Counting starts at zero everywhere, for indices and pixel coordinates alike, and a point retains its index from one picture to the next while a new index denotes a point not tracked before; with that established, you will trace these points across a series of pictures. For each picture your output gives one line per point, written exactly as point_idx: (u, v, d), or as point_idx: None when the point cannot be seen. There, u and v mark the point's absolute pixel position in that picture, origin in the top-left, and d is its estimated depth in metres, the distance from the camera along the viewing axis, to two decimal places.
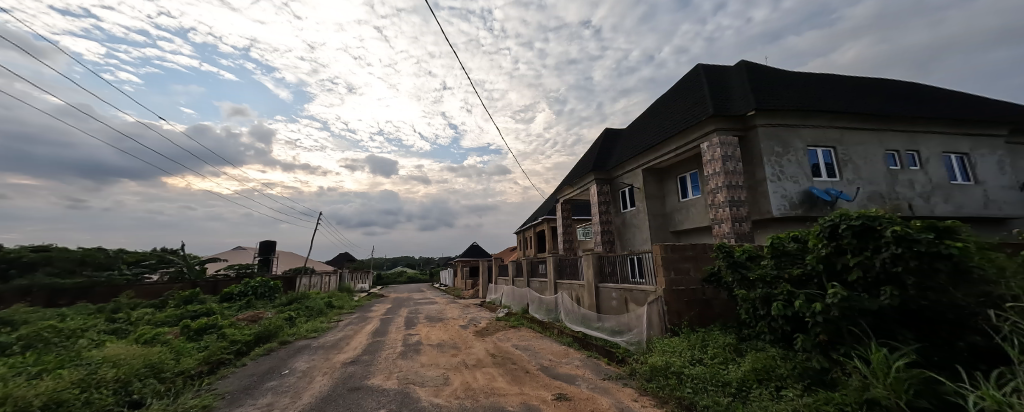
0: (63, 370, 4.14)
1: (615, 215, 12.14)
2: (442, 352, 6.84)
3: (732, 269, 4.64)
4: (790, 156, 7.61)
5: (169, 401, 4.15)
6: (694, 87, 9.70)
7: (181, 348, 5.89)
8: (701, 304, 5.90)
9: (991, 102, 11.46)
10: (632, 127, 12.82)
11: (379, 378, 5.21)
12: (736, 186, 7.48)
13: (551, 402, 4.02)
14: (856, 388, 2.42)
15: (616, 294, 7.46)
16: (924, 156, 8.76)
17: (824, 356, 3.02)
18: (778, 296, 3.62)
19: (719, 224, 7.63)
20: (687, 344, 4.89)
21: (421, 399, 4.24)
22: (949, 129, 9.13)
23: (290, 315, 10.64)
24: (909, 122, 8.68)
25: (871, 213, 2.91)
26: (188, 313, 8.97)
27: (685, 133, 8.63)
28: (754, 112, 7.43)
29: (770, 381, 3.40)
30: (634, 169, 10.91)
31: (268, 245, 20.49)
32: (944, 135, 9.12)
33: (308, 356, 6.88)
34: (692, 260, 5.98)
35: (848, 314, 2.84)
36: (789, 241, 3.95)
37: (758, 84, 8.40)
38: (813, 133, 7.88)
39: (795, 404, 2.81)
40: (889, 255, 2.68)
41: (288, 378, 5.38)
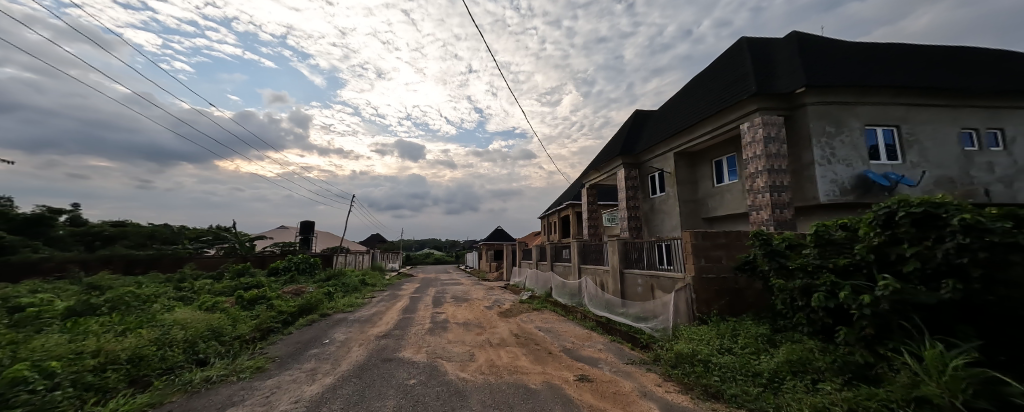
0: (143, 330, 4.72)
1: (644, 201, 11.78)
2: (467, 330, 7.11)
3: (768, 257, 4.40)
4: (843, 137, 6.98)
5: (229, 361, 4.65)
6: (736, 64, 9.01)
7: (237, 315, 6.53)
8: (732, 293, 5.69)
9: None
10: (665, 108, 12.20)
11: (410, 351, 5.53)
12: (779, 170, 7.00)
13: (572, 383, 4.10)
14: (903, 385, 2.27)
15: (642, 281, 7.35)
16: (1009, 134, 7.72)
17: (869, 350, 2.84)
18: (819, 287, 3.42)
19: (758, 210, 7.22)
20: (715, 333, 4.77)
21: (449, 372, 4.48)
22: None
23: (329, 290, 11.43)
24: (993, 97, 7.63)
25: (936, 199, 2.62)
26: (241, 285, 9.86)
27: (723, 114, 8.11)
28: (804, 89, 6.82)
29: (806, 373, 3.26)
30: (665, 153, 10.47)
31: (308, 225, 21.83)
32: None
33: (345, 328, 7.40)
34: (724, 248, 5.73)
35: (899, 307, 2.63)
36: (836, 229, 3.67)
37: (811, 57, 7.66)
38: (873, 111, 7.15)
39: (832, 398, 2.69)
40: (954, 246, 2.42)
41: (328, 347, 5.83)
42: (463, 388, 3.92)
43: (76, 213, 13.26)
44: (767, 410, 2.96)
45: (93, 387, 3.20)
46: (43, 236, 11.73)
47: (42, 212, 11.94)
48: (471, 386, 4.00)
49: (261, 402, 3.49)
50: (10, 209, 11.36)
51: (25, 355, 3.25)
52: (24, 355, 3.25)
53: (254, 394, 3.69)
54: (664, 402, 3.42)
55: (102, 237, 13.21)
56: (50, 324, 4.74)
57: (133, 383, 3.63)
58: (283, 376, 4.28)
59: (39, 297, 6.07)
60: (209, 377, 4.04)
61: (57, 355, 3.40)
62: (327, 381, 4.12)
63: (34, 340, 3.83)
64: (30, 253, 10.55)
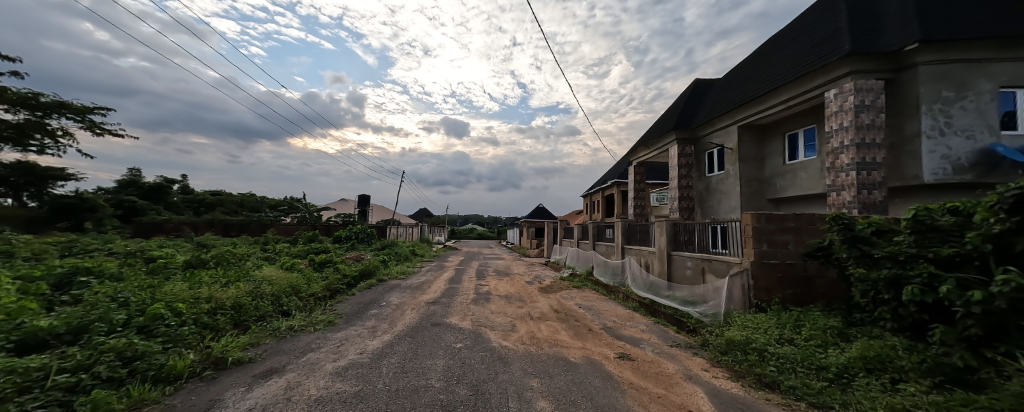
0: (240, 283, 5.58)
1: (698, 180, 10.98)
2: (509, 303, 7.37)
3: (848, 245, 3.91)
4: (967, 103, 5.77)
5: (306, 314, 5.37)
6: (827, 19, 7.73)
7: (310, 276, 7.44)
8: (798, 281, 5.20)
9: None
10: (731, 76, 10.96)
11: (456, 318, 5.92)
12: (871, 144, 6.05)
13: (613, 360, 4.14)
14: (1015, 394, 1.97)
15: (692, 264, 6.99)
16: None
17: (973, 353, 2.48)
18: (913, 279, 3.00)
19: (839, 191, 6.41)
20: (775, 322, 4.44)
21: (492, 340, 4.75)
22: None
23: (384, 259, 12.46)
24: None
25: None
26: (311, 250, 11.13)
27: (804, 80, 7.10)
28: (917, 45, 5.68)
29: (884, 372, 2.94)
30: (728, 126, 9.53)
31: (364, 198, 23.47)
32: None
33: (399, 293, 8.09)
34: (793, 232, 5.20)
35: (1020, 307, 2.23)
36: (943, 214, 3.13)
37: (931, 5, 6.29)
38: (1015, 69, 5.77)
39: (915, 400, 2.42)
40: None
41: (385, 308, 6.45)
42: (505, 354, 4.15)
43: (185, 183, 15.75)
44: (832, 406, 2.75)
45: (209, 326, 3.89)
46: (163, 202, 14.30)
47: (161, 181, 14.40)
48: (513, 353, 4.22)
49: (333, 350, 4.00)
50: (138, 179, 13.88)
51: (161, 296, 4.03)
52: (160, 296, 4.02)
53: (327, 343, 4.24)
54: (711, 387, 3.33)
55: (205, 204, 15.66)
56: (175, 273, 5.81)
57: (237, 325, 4.36)
58: (350, 331, 4.84)
59: (164, 251, 7.42)
60: (292, 326, 4.70)
61: (181, 299, 4.16)
62: (385, 338, 4.58)
63: (165, 285, 4.74)
64: (155, 216, 12.85)
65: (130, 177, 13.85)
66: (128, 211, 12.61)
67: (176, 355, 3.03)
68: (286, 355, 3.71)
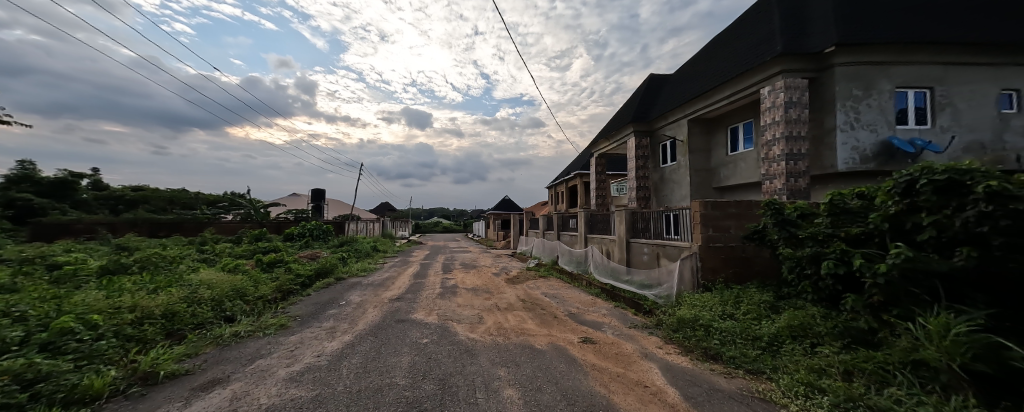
0: (172, 288, 5.03)
1: (654, 170, 11.59)
2: (476, 296, 7.36)
3: (779, 227, 4.36)
4: (871, 100, 6.60)
5: (254, 318, 4.98)
6: (763, 21, 8.42)
7: (258, 277, 6.89)
8: (739, 262, 5.72)
9: None
10: (682, 72, 11.60)
11: (422, 313, 5.80)
12: (797, 137, 6.75)
13: (576, 344, 4.30)
14: (903, 349, 2.40)
15: (648, 250, 7.42)
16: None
17: (874, 317, 2.90)
18: (829, 255, 3.42)
19: (771, 179, 7.09)
20: (718, 300, 4.85)
21: (459, 333, 4.72)
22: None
23: (342, 256, 11.84)
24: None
25: (962, 166, 2.50)
26: (258, 249, 10.30)
27: (744, 78, 7.71)
28: (835, 48, 6.38)
29: (806, 337, 3.35)
30: (679, 119, 10.12)
31: (319, 194, 22.07)
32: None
33: (360, 291, 7.75)
34: (735, 218, 5.69)
35: (909, 276, 2.61)
36: (853, 198, 3.60)
37: (846, 12, 7.09)
38: (908, 72, 6.67)
39: (829, 360, 2.80)
40: (974, 214, 2.33)
41: (345, 308, 6.15)
42: (472, 346, 4.16)
43: (97, 177, 13.73)
44: (764, 371, 3.09)
45: (134, 338, 3.47)
46: (70, 200, 12.38)
47: (65, 176, 12.39)
48: (480, 345, 4.23)
49: (286, 355, 3.75)
50: (35, 173, 11.84)
51: (69, 308, 3.51)
52: (69, 308, 3.50)
53: (279, 348, 3.97)
54: (664, 363, 3.59)
55: (125, 201, 13.81)
56: (89, 281, 5.09)
57: (169, 335, 3.92)
58: (305, 333, 4.57)
59: (75, 256, 6.46)
60: (237, 332, 4.34)
61: (97, 310, 3.66)
62: (345, 339, 4.38)
63: (76, 296, 4.13)
64: (60, 216, 11.11)
65: (22, 171, 11.77)
66: (24, 211, 10.77)
67: (93, 373, 2.67)
68: (231, 364, 3.42)
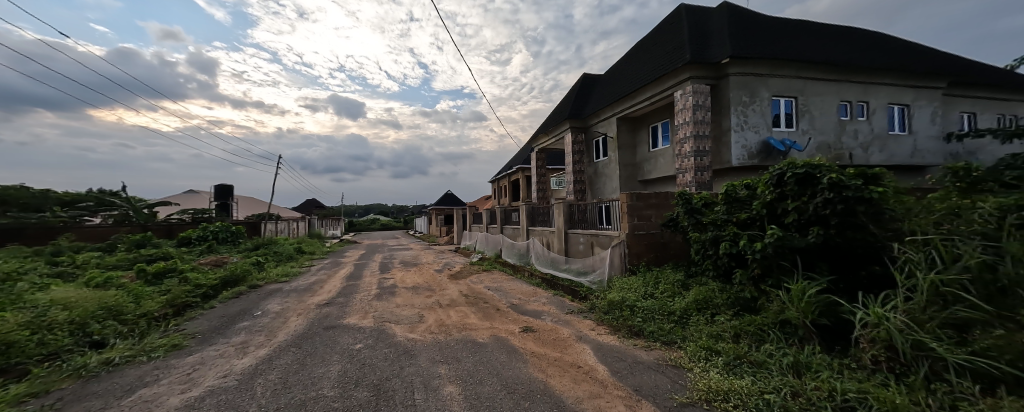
0: (6, 313, 3.92)
1: (588, 165, 12.31)
2: (416, 294, 7.08)
3: (688, 215, 4.97)
4: (756, 106, 7.84)
5: (135, 341, 4.14)
6: (675, 31, 9.42)
7: (140, 291, 5.72)
8: (658, 246, 6.38)
9: (955, 58, 11.58)
10: (611, 73, 12.45)
11: (355, 317, 5.39)
12: (702, 136, 7.72)
13: (517, 334, 4.39)
14: (775, 311, 2.94)
15: (584, 239, 7.89)
16: (891, 105, 9.05)
17: (755, 287, 3.48)
18: (725, 237, 3.99)
19: (683, 173, 8.00)
20: (642, 282, 5.37)
21: (397, 335, 4.49)
22: (928, 82, 9.20)
23: (257, 260, 10.42)
24: (881, 74, 8.78)
25: (814, 162, 3.17)
26: (143, 257, 8.56)
27: (661, 81, 8.56)
28: (730, 60, 7.42)
29: (707, 309, 3.88)
30: (609, 117, 10.87)
31: (224, 188, 19.06)
32: (921, 88, 9.21)
33: (280, 298, 6.93)
34: (655, 207, 6.34)
35: (780, 252, 3.17)
36: (741, 188, 4.24)
37: (737, 30, 8.30)
38: (781, 83, 8.04)
39: (724, 326, 3.29)
40: (822, 200, 2.95)
41: (261, 318, 5.44)
42: (412, 347, 3.99)
43: None
44: (676, 340, 3.52)
45: None
46: None
47: None
48: (420, 344, 4.09)
49: (180, 380, 3.19)
50: None
51: None
52: None
53: (171, 372, 3.36)
54: (596, 343, 3.86)
55: None
56: None
57: (2, 373, 3.06)
58: (208, 352, 3.94)
59: None
60: (110, 359, 3.56)
61: None
62: (260, 353, 3.88)
63: None
64: None
65: None
66: None
67: None
68: (100, 399, 2.80)
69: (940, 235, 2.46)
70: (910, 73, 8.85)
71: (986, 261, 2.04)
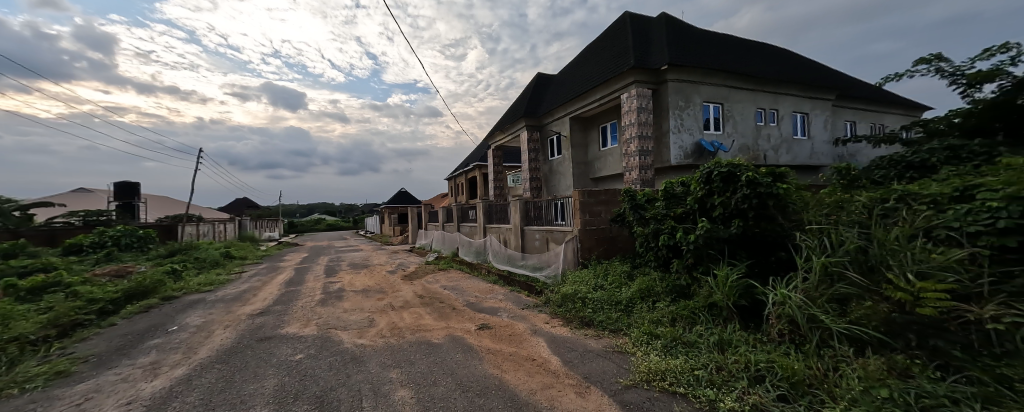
0: None
1: (544, 163, 12.59)
2: (366, 297, 6.70)
3: (633, 210, 5.32)
4: (690, 110, 8.61)
5: (1, 372, 3.39)
6: (621, 37, 9.98)
7: (9, 311, 4.69)
8: (608, 240, 6.74)
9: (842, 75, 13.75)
10: (564, 73, 12.84)
11: (296, 326, 4.96)
12: (646, 136, 8.29)
13: (474, 332, 4.36)
14: (705, 296, 3.27)
15: (539, 235, 8.06)
16: (796, 113, 10.50)
17: (689, 274, 3.84)
18: (664, 230, 4.34)
19: (630, 171, 8.52)
20: (593, 274, 5.63)
21: (344, 341, 4.21)
22: (822, 94, 10.81)
23: (173, 268, 9.10)
24: (789, 86, 10.13)
25: (735, 162, 3.58)
26: (13, 270, 7.04)
27: (609, 84, 9.02)
28: (668, 67, 8.04)
29: (650, 297, 4.19)
30: (562, 117, 11.20)
31: (123, 186, 16.61)
32: (818, 99, 10.81)
33: (203, 310, 6.13)
34: (605, 203, 6.68)
35: (709, 242, 3.52)
36: (678, 185, 4.64)
37: (675, 40, 9.02)
38: (711, 91, 8.92)
39: (663, 312, 3.58)
40: (741, 196, 3.34)
41: (178, 334, 4.77)
42: (361, 353, 3.76)
43: None
44: (622, 328, 3.75)
45: None
46: None
47: None
48: (370, 350, 3.88)
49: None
50: None
51: None
52: None
53: (55, 405, 2.82)
54: (550, 335, 3.97)
55: None
56: None
57: None
58: (106, 377, 3.36)
59: None
60: None
61: None
62: (176, 373, 3.40)
63: None
64: None
65: None
66: None
67: None
68: None
69: (829, 224, 2.92)
70: (809, 86, 10.33)
71: (860, 245, 2.47)
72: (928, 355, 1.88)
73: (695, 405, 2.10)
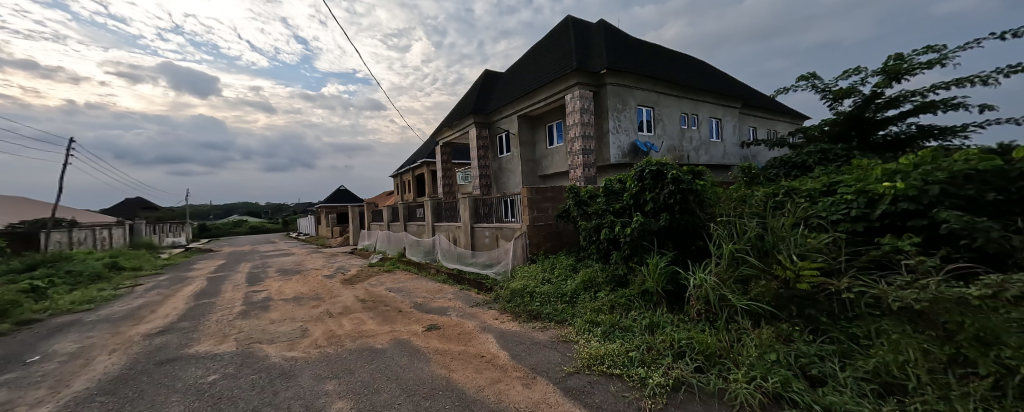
0: None
1: (493, 160, 12.59)
2: (299, 306, 6.12)
3: (577, 206, 5.58)
4: (627, 113, 9.27)
5: None
6: (564, 39, 10.36)
7: None
8: (555, 235, 7.00)
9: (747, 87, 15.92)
10: (511, 72, 12.96)
11: (210, 343, 4.35)
12: (588, 136, 8.73)
13: (421, 334, 4.23)
14: (639, 284, 3.56)
15: (489, 232, 8.07)
16: (712, 118, 11.91)
17: (625, 264, 4.15)
18: (605, 224, 4.63)
19: (574, 169, 8.91)
20: (541, 269, 5.80)
21: (270, 356, 3.80)
22: (732, 103, 12.40)
23: (35, 286, 7.38)
24: (707, 94, 11.44)
25: (662, 161, 3.95)
26: None
27: (554, 85, 9.32)
28: (607, 71, 8.55)
29: (592, 287, 4.45)
30: (510, 115, 11.32)
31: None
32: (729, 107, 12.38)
33: (81, 334, 5.07)
34: (551, 200, 6.92)
35: (642, 235, 3.84)
36: (616, 182, 4.97)
37: (612, 46, 9.63)
38: (644, 95, 9.70)
39: (603, 300, 3.82)
40: (668, 191, 3.70)
41: (43, 365, 3.88)
42: (292, 367, 3.43)
43: None
44: (567, 318, 3.93)
45: None
46: None
47: None
48: (303, 363, 3.55)
49: None
50: None
51: None
52: None
53: None
54: (499, 331, 4.01)
55: None
56: None
57: None
58: None
59: None
60: None
61: None
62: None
63: None
64: None
65: None
66: None
67: None
68: None
69: (735, 215, 3.37)
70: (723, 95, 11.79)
71: (759, 233, 2.90)
72: (805, 322, 2.34)
73: (628, 384, 2.29)
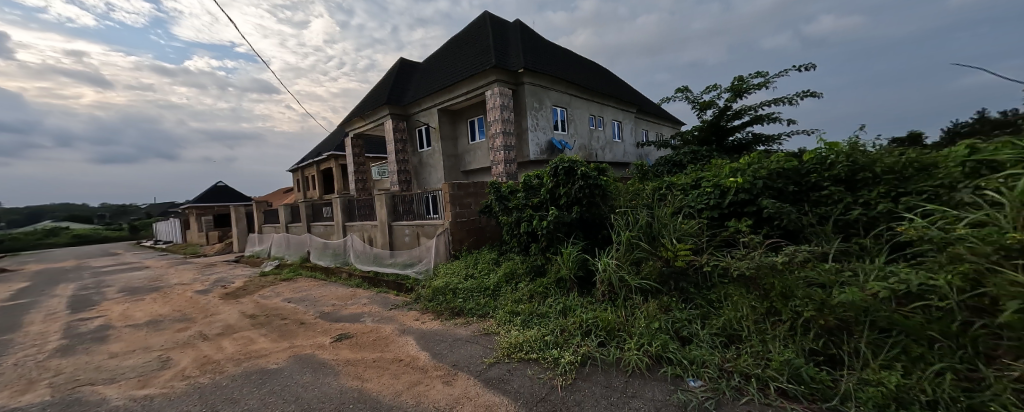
0: None
1: (412, 154, 11.96)
2: (160, 331, 4.93)
3: (498, 201, 5.68)
4: (543, 112, 9.77)
5: None
6: (482, 35, 10.38)
7: None
8: (477, 231, 7.02)
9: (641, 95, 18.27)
10: (429, 63, 12.46)
11: (6, 396, 3.19)
12: (509, 133, 8.94)
13: (329, 345, 3.82)
14: (554, 272, 3.83)
15: (409, 231, 7.69)
16: (614, 121, 13.36)
17: (543, 255, 4.40)
18: (525, 218, 4.82)
19: (496, 164, 9.04)
20: (463, 265, 5.76)
21: (110, 400, 2.97)
22: (630, 108, 14.08)
23: None
24: (610, 99, 12.77)
25: (573, 158, 4.28)
26: None
27: (473, 80, 9.27)
28: (524, 70, 8.86)
29: (513, 278, 4.60)
30: (429, 108, 10.89)
31: None
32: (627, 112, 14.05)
33: None
34: (473, 196, 6.91)
35: (558, 227, 4.12)
36: (533, 178, 5.21)
37: (529, 47, 10.01)
38: (558, 96, 10.35)
39: (523, 290, 4.00)
40: (579, 186, 4.04)
41: None
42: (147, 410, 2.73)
43: None
44: (490, 311, 4.00)
45: None
46: None
47: None
48: (165, 401, 2.87)
49: None
50: None
51: None
52: None
53: None
54: (419, 332, 3.86)
55: None
56: None
57: None
58: None
59: None
60: None
61: None
62: None
63: None
64: None
65: None
66: None
67: None
68: None
69: (631, 206, 3.86)
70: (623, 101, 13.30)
71: (648, 221, 3.37)
72: (679, 293, 2.85)
73: (543, 366, 2.45)
